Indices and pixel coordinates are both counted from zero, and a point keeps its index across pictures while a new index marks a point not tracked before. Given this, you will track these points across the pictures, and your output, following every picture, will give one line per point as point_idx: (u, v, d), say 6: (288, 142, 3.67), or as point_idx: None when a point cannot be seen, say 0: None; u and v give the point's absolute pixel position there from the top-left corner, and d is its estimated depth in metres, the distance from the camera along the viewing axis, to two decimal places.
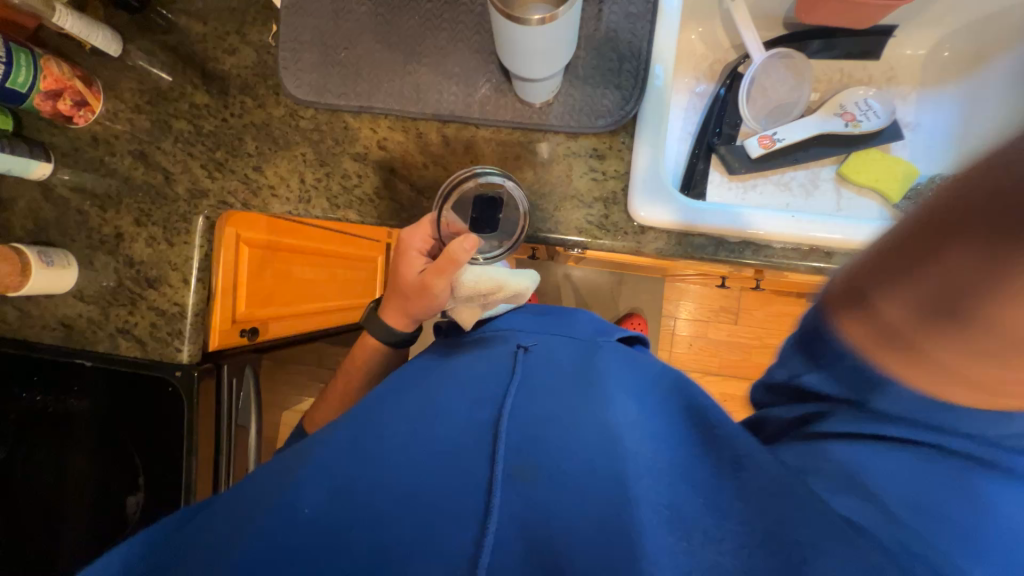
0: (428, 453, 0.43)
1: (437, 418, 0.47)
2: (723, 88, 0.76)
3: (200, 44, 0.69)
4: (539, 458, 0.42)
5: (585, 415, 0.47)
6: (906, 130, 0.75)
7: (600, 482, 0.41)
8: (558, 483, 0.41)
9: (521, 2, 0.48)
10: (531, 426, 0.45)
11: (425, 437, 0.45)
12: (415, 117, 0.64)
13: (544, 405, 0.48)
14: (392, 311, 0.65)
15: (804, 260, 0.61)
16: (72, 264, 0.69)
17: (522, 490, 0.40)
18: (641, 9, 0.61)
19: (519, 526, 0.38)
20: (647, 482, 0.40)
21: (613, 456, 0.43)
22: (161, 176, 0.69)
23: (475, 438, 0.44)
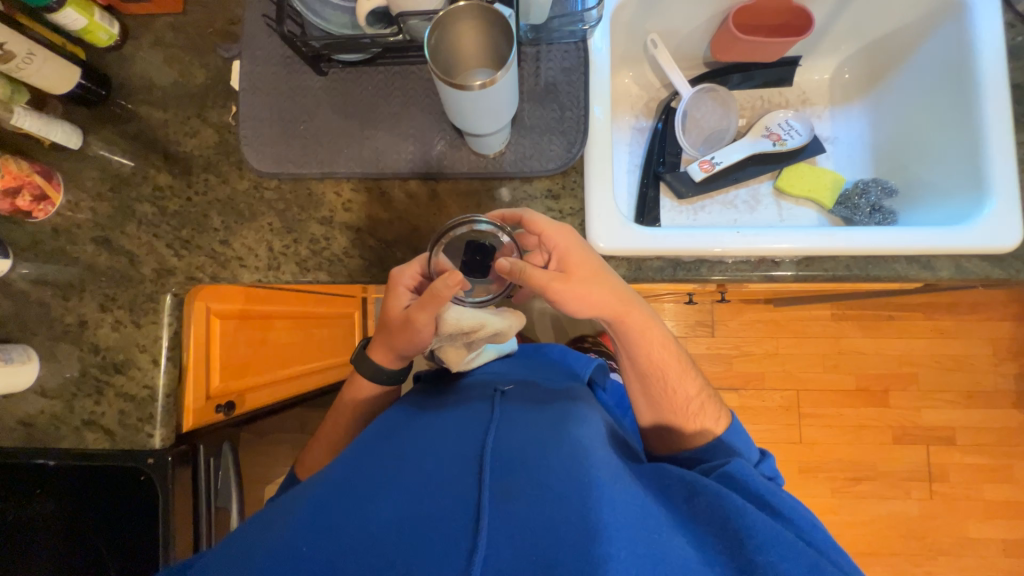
0: (417, 484, 0.44)
1: (423, 452, 0.48)
2: (660, 123, 0.83)
3: (162, 130, 0.71)
4: (526, 477, 0.44)
5: (565, 432, 0.50)
6: (826, 143, 0.83)
7: (583, 490, 0.42)
8: (544, 496, 0.42)
9: (462, 70, 0.51)
10: (514, 447, 0.47)
11: (413, 471, 0.45)
12: (377, 177, 0.67)
13: (525, 428, 0.50)
14: (378, 348, 0.62)
15: (756, 270, 0.65)
16: (33, 359, 0.67)
17: (511, 506, 0.41)
18: (574, 62, 0.67)
19: (512, 542, 0.39)
20: (624, 490, 0.43)
21: (595, 469, 0.44)
22: (126, 258, 0.69)
23: (463, 462, 0.46)
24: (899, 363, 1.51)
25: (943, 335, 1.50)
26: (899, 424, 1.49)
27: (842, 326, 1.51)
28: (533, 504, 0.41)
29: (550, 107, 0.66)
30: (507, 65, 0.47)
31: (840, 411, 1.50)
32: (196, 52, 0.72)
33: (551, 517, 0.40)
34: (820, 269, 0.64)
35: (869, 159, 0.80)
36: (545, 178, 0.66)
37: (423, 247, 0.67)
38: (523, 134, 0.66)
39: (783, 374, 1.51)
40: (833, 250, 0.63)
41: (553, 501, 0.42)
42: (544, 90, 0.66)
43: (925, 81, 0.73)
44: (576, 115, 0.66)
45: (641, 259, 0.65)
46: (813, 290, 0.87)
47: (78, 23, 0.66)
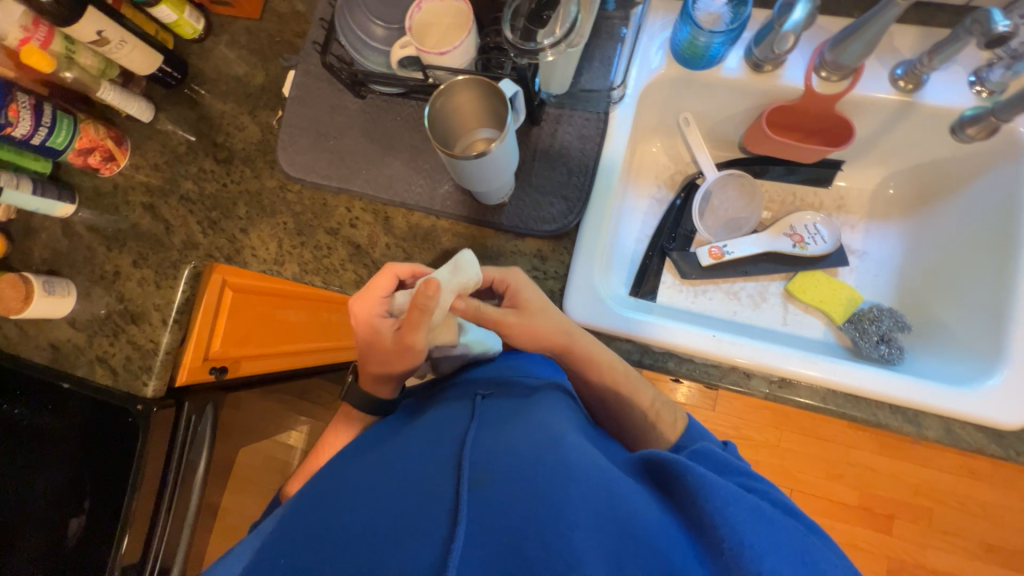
0: (390, 487, 0.43)
1: (400, 456, 0.47)
2: (678, 200, 0.81)
3: (219, 119, 0.80)
4: (495, 464, 0.41)
5: (532, 419, 0.47)
6: (853, 257, 0.78)
7: (554, 473, 0.40)
8: (516, 484, 0.39)
9: (460, 141, 0.54)
10: (489, 440, 0.45)
11: (394, 474, 0.44)
12: (385, 203, 0.72)
13: (500, 424, 0.48)
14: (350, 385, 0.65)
15: (724, 379, 0.63)
16: (71, 294, 0.78)
17: (485, 495, 0.39)
18: (592, 132, 0.67)
19: (489, 534, 0.36)
20: (598, 478, 0.40)
21: (571, 458, 0.41)
22: (163, 226, 0.78)
23: (437, 460, 0.44)
24: (914, 492, 1.37)
25: (974, 476, 1.35)
26: (897, 555, 1.37)
27: (857, 436, 1.39)
28: (508, 491, 0.39)
29: (557, 170, 0.68)
30: (508, 128, 0.50)
31: (833, 524, 1.39)
32: (262, 56, 0.80)
33: (525, 502, 0.38)
34: (792, 393, 0.61)
35: (893, 285, 0.75)
36: (537, 238, 0.68)
37: None
38: (526, 191, 0.68)
39: (779, 469, 1.42)
40: (813, 379, 0.60)
41: (527, 488, 0.39)
42: (556, 153, 0.68)
43: (970, 215, 0.67)
44: (582, 183, 0.67)
45: (610, 337, 0.65)
46: None
47: (169, 17, 0.75)
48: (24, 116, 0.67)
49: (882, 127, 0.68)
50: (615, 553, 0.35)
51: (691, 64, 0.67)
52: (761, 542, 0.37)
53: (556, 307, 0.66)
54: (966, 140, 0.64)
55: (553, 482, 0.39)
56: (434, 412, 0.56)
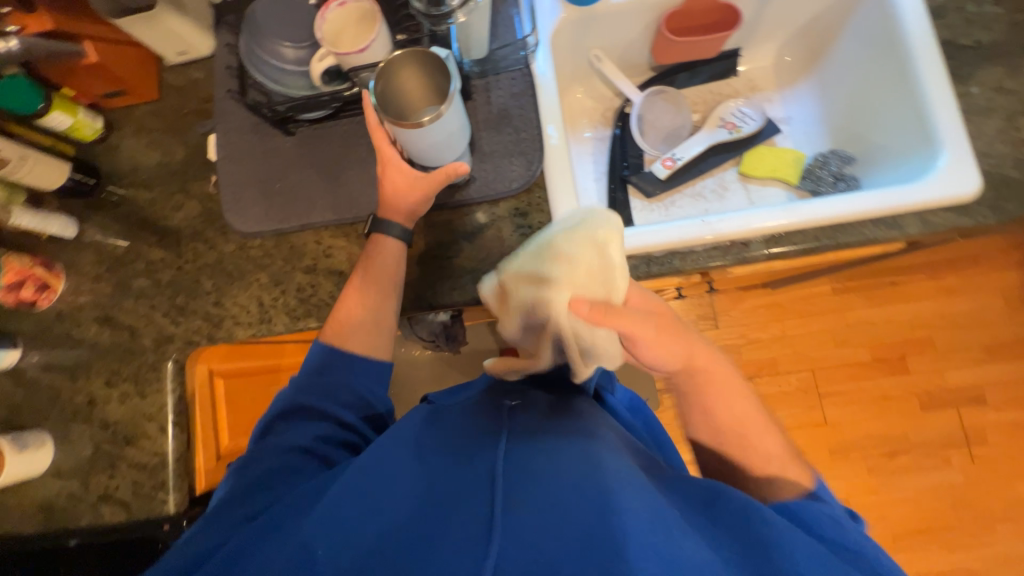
0: (418, 498, 0.44)
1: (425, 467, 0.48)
2: (618, 130, 0.85)
3: (150, 208, 0.76)
4: (529, 487, 0.43)
5: (573, 438, 0.48)
6: (782, 125, 0.86)
7: (591, 498, 0.40)
8: (550, 509, 0.40)
9: (413, 110, 0.54)
10: (527, 458, 0.46)
11: (424, 488, 0.45)
12: (353, 222, 0.71)
13: (538, 436, 0.48)
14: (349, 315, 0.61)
15: (727, 256, 0.66)
16: (48, 442, 0.70)
17: (517, 520, 0.40)
18: (523, 87, 0.70)
19: (521, 554, 0.37)
20: (640, 502, 0.40)
21: (613, 483, 0.41)
22: (128, 333, 0.73)
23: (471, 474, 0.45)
24: (913, 327, 1.48)
25: (951, 292, 1.48)
26: (924, 389, 1.45)
27: (846, 299, 1.49)
28: (539, 514, 0.40)
29: (505, 132, 0.70)
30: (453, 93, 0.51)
31: (860, 385, 1.46)
32: (175, 133, 0.77)
33: (559, 526, 0.39)
34: (788, 244, 0.65)
35: (824, 135, 0.83)
36: (511, 198, 0.69)
37: None
38: (483, 160, 0.69)
39: (795, 357, 1.49)
40: (800, 225, 0.64)
41: (563, 513, 0.40)
42: (498, 116, 0.70)
43: (857, 52, 0.76)
44: (532, 135, 0.70)
45: None
46: (799, 265, 0.87)
47: (65, 123, 0.71)
48: None
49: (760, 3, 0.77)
50: None
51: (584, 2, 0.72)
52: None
53: None
54: None
55: (589, 506, 0.40)
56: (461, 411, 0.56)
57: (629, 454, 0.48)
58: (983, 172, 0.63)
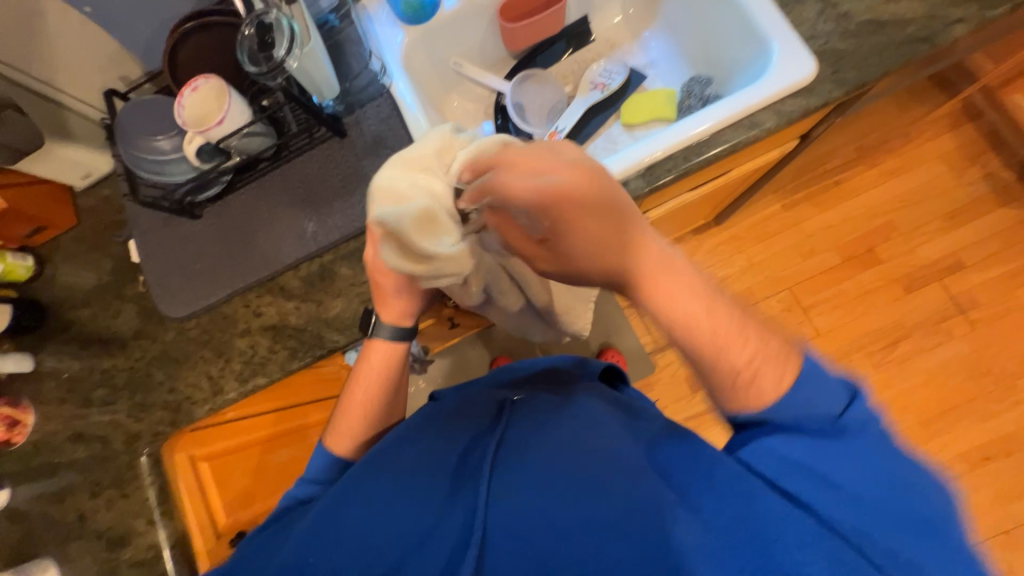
0: (417, 489, 0.51)
1: (428, 461, 0.53)
2: (499, 121, 0.90)
3: (93, 322, 0.80)
4: (518, 480, 0.49)
5: (564, 431, 0.53)
6: (646, 70, 0.91)
7: (577, 496, 0.47)
8: (538, 499, 0.48)
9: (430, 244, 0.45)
10: (520, 455, 0.52)
11: (423, 481, 0.52)
12: (272, 277, 0.75)
13: (530, 433, 0.54)
14: (351, 416, 0.64)
15: None
16: (50, 566, 0.72)
17: (503, 508, 0.48)
18: (389, 109, 0.76)
19: (513, 538, 0.46)
20: (626, 500, 0.46)
21: (596, 485, 0.47)
22: (100, 443, 0.76)
23: (466, 466, 0.53)
24: (871, 218, 1.48)
25: (894, 174, 1.49)
26: (903, 272, 1.44)
27: (797, 212, 1.51)
28: (524, 503, 0.48)
29: (384, 153, 0.75)
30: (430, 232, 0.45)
31: (838, 288, 1.46)
32: (100, 248, 0.83)
33: (541, 514, 0.47)
34: (662, 173, 0.68)
35: (685, 67, 0.88)
36: None
37: (330, 312, 0.74)
38: (371, 185, 0.74)
39: (768, 281, 1.49)
40: (666, 152, 0.67)
41: (550, 506, 0.47)
42: (373, 141, 0.75)
43: None
44: (408, 150, 0.75)
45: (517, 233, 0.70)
46: (707, 188, 0.90)
47: None
48: None
49: None
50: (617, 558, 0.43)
51: (421, 19, 0.79)
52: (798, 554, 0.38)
53: None
54: None
55: (572, 500, 0.47)
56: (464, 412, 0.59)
57: (622, 448, 0.51)
58: (815, 53, 0.67)
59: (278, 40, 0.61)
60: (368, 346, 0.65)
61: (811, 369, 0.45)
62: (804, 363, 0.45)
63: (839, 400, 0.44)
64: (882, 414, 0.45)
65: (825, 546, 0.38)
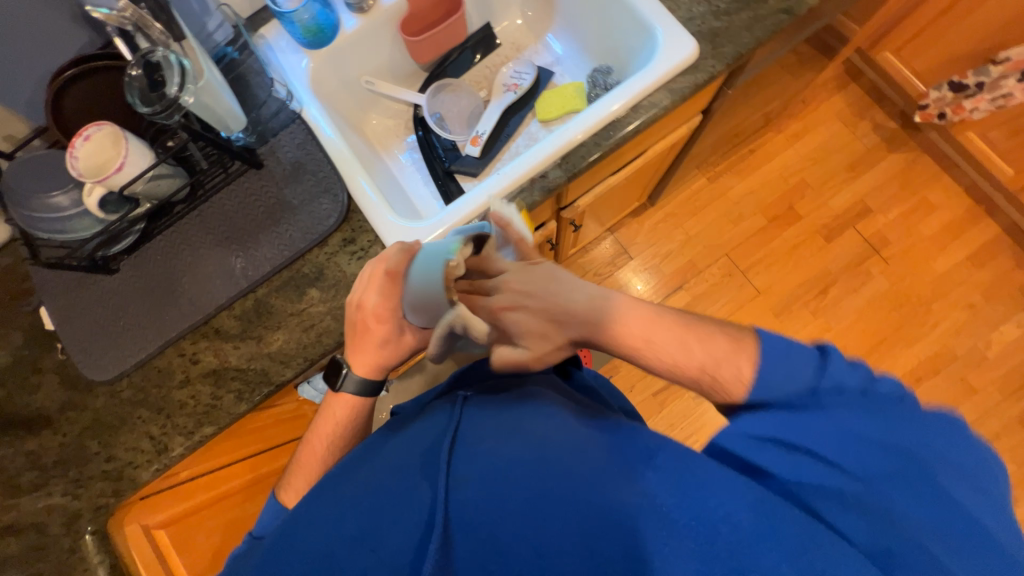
0: (369, 496, 0.45)
1: (381, 467, 0.48)
2: (420, 133, 0.91)
3: (10, 403, 0.73)
4: (476, 467, 0.45)
5: (520, 416, 0.50)
6: (554, 68, 0.95)
7: (533, 471, 0.43)
8: (494, 481, 0.43)
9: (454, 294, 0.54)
10: (468, 445, 0.47)
11: (373, 486, 0.46)
12: (205, 322, 0.72)
13: (481, 421, 0.50)
14: (307, 468, 0.62)
15: (536, 192, 0.71)
16: None
17: (463, 497, 0.42)
18: (303, 135, 0.76)
19: (479, 532, 0.41)
20: (583, 472, 0.43)
21: (556, 459, 0.44)
22: (34, 532, 0.70)
23: (419, 463, 0.47)
24: (786, 179, 1.61)
25: (799, 136, 1.63)
26: (822, 223, 1.57)
27: (721, 183, 1.61)
28: (484, 489, 0.43)
29: (305, 178, 0.74)
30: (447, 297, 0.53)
31: (770, 247, 1.57)
32: (9, 322, 0.76)
33: (500, 500, 0.42)
34: (578, 160, 0.71)
35: (589, 60, 0.93)
36: (335, 233, 0.74)
37: (273, 347, 0.72)
38: (295, 212, 0.73)
39: (707, 250, 1.57)
40: (577, 140, 0.71)
41: (510, 491, 0.43)
42: (292, 167, 0.74)
43: None
44: (329, 172, 0.75)
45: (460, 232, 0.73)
46: (627, 171, 0.96)
47: None
48: None
49: None
50: (582, 536, 0.40)
51: (323, 43, 0.79)
52: (721, 497, 0.39)
53: None
54: None
55: (533, 481, 0.43)
56: (422, 420, 0.54)
57: (581, 427, 0.49)
58: (695, 33, 0.73)
59: (168, 78, 0.60)
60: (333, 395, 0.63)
61: (770, 347, 0.45)
62: (761, 347, 0.46)
63: (804, 370, 0.44)
64: (851, 383, 0.44)
65: (748, 496, 0.39)
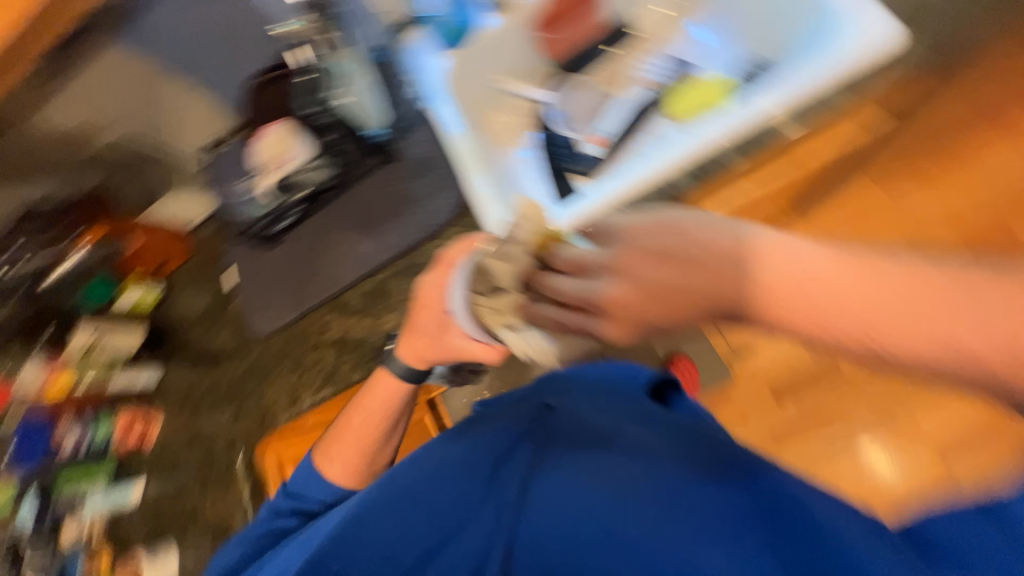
0: (442, 497, 0.51)
1: (454, 469, 0.54)
2: (543, 131, 0.92)
3: (204, 341, 0.93)
4: (545, 499, 0.49)
5: (595, 454, 0.52)
6: (692, 63, 0.90)
7: (597, 519, 0.47)
8: (561, 521, 0.47)
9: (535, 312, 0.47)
10: (512, 467, 0.53)
11: (447, 487, 0.52)
12: (340, 295, 0.83)
13: (555, 452, 0.53)
14: (347, 440, 0.65)
15: (655, 193, 0.70)
16: (173, 551, 0.86)
17: (529, 525, 0.48)
18: (436, 132, 0.81)
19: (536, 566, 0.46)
20: (646, 533, 0.45)
21: (620, 511, 0.47)
22: (209, 445, 0.88)
23: (494, 479, 0.52)
24: None
25: None
26: None
27: None
28: (548, 523, 0.48)
29: (435, 172, 0.80)
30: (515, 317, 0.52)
31: None
32: (207, 277, 0.96)
33: (562, 542, 0.46)
34: (709, 160, 0.70)
35: (734, 54, 0.87)
36: (455, 224, 0.79)
37: (386, 325, 0.79)
38: (421, 204, 0.79)
39: None
40: (716, 142, 0.70)
41: (572, 534, 0.46)
42: (422, 162, 0.80)
43: None
44: (454, 168, 0.78)
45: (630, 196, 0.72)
46: (767, 185, 0.83)
47: (131, 298, 0.91)
48: (69, 433, 0.84)
49: None
50: None
51: (462, 42, 0.83)
52: None
53: None
54: None
55: (598, 530, 0.46)
56: (498, 427, 0.58)
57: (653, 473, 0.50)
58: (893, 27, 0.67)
59: None
60: (380, 377, 0.67)
61: None
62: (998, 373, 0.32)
63: None
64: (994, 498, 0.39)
65: None
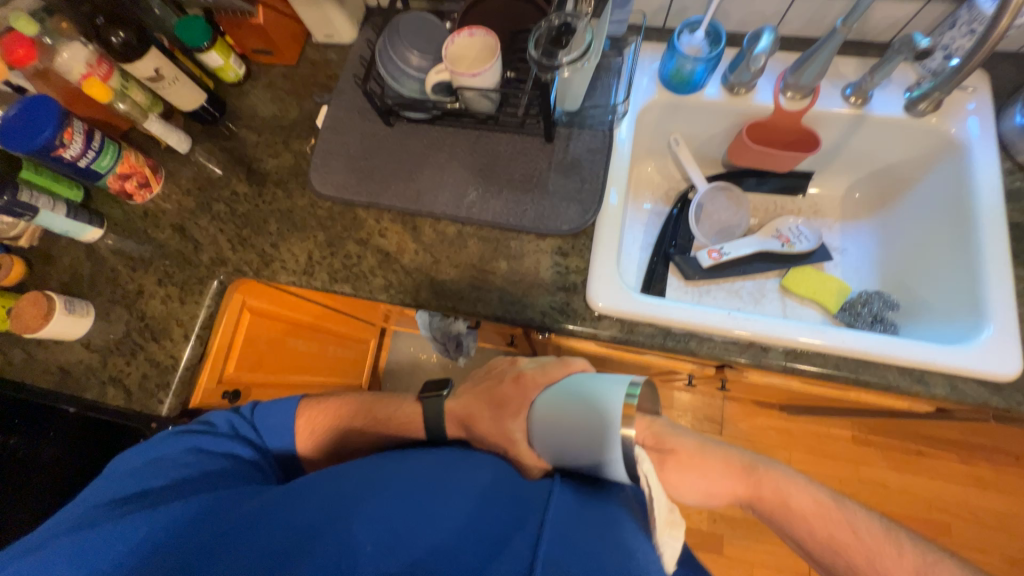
0: (434, 512, 0.54)
1: (449, 495, 0.57)
2: (675, 210, 0.90)
3: (252, 150, 0.86)
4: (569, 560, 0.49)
5: (603, 530, 0.54)
6: (835, 253, 0.88)
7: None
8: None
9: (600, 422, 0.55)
10: (465, 487, 0.58)
11: (444, 511, 0.55)
12: (413, 214, 0.78)
13: (566, 509, 0.55)
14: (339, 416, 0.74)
15: (743, 353, 0.68)
16: (89, 315, 0.79)
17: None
18: (600, 145, 0.77)
19: None
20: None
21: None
22: (191, 245, 0.81)
23: (501, 519, 0.54)
24: (927, 507, 1.32)
25: (983, 485, 1.32)
26: None
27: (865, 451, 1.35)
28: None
29: (573, 179, 0.76)
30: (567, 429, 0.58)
31: None
32: (296, 96, 0.88)
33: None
34: (808, 362, 0.67)
35: (875, 275, 0.85)
36: (558, 238, 0.74)
37: (435, 274, 0.75)
38: (544, 197, 0.75)
39: None
40: (825, 349, 0.66)
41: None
42: (570, 162, 0.76)
43: (925, 208, 0.79)
44: (595, 189, 0.75)
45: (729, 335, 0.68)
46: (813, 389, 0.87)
47: (217, 62, 0.83)
48: (78, 139, 0.71)
49: (842, 137, 0.81)
50: None
51: (679, 90, 0.79)
52: None
53: (581, 298, 0.72)
54: (919, 116, 0.74)
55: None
56: (494, 472, 0.61)
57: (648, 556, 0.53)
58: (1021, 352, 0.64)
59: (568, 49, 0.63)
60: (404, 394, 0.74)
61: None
62: None
63: None
64: None
65: None
